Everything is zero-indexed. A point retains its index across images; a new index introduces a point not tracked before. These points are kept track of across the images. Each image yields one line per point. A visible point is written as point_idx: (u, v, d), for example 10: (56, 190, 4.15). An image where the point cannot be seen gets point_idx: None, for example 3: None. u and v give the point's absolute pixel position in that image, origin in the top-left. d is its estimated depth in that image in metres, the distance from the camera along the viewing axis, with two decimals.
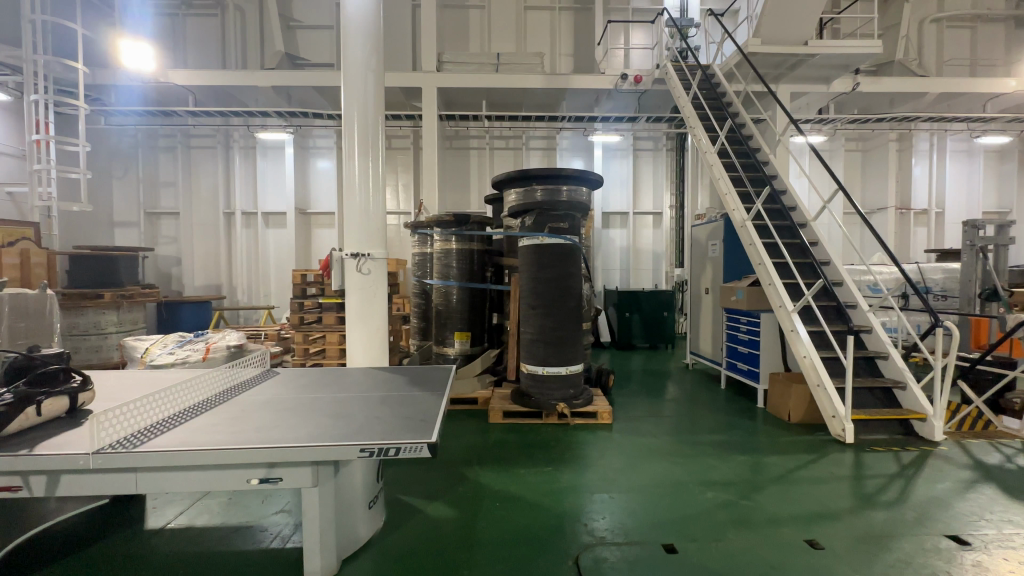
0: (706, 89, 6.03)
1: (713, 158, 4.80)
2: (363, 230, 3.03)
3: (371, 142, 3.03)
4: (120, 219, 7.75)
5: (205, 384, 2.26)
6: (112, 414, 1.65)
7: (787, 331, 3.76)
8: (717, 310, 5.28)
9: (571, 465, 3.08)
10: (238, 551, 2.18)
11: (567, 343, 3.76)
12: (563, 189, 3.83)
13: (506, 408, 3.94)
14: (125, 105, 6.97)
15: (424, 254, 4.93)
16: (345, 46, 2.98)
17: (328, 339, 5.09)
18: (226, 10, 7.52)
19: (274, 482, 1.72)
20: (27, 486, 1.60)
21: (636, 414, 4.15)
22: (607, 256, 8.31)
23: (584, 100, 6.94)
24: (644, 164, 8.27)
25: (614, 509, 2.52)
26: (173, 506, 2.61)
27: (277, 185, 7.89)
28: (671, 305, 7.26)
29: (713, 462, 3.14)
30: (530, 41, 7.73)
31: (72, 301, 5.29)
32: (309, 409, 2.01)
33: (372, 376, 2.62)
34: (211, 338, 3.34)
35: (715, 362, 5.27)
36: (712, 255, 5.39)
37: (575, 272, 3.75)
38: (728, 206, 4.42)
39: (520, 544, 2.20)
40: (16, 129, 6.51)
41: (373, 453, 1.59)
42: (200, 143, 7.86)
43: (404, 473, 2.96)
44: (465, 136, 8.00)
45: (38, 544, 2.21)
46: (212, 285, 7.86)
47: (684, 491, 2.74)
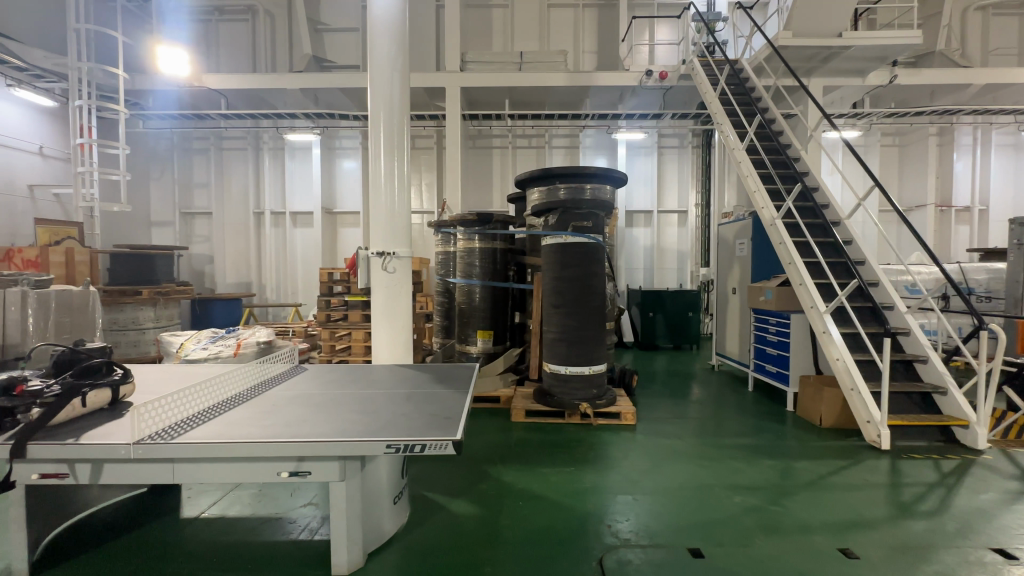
0: (734, 84, 5.90)
1: (741, 155, 4.69)
2: (389, 230, 3.07)
3: (397, 141, 3.07)
4: (157, 219, 8.07)
5: (235, 378, 2.32)
6: (152, 406, 1.73)
7: (819, 333, 3.64)
8: (744, 311, 5.16)
9: (594, 466, 3.06)
10: (267, 542, 2.24)
11: (590, 343, 3.73)
12: (585, 188, 3.74)
13: (529, 407, 3.93)
14: (162, 110, 7.23)
15: (448, 253, 4.95)
16: (371, 47, 3.03)
17: (353, 337, 5.18)
18: (256, 15, 7.71)
19: (303, 475, 1.76)
20: (73, 474, 1.70)
21: (660, 416, 4.09)
22: (630, 254, 8.21)
23: (608, 98, 6.89)
24: (669, 162, 8.13)
25: (638, 511, 2.50)
26: (207, 497, 2.70)
27: (305, 185, 8.06)
28: (696, 305, 7.12)
29: (740, 466, 3.07)
30: (554, 39, 7.69)
31: (113, 297, 5.52)
32: (336, 405, 2.04)
33: (395, 374, 2.65)
34: (241, 334, 3.46)
35: (742, 364, 5.15)
36: (740, 254, 5.26)
37: (599, 271, 3.72)
38: (758, 205, 4.31)
39: (544, 543, 2.20)
40: (61, 134, 6.83)
41: (399, 450, 1.61)
42: (232, 144, 8.10)
43: (428, 470, 2.99)
44: (488, 136, 8.01)
45: (82, 529, 2.33)
46: (242, 283, 8.10)
47: (711, 495, 2.68)
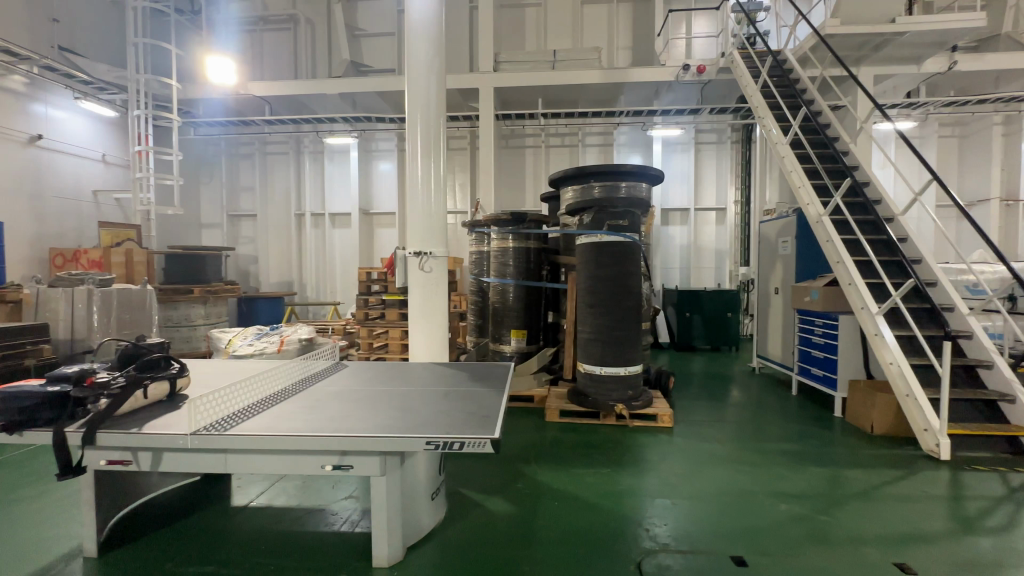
0: (778, 76, 5.68)
1: (785, 149, 4.51)
2: (426, 230, 3.12)
3: (433, 143, 3.11)
4: (207, 221, 8.49)
5: (281, 374, 2.41)
6: (207, 399, 1.82)
7: (870, 335, 3.46)
8: (788, 312, 4.96)
9: (631, 468, 3.01)
10: (311, 532, 2.32)
11: (626, 343, 3.67)
12: (620, 186, 3.72)
13: (563, 407, 3.92)
14: (210, 117, 7.62)
15: (481, 252, 4.97)
16: (409, 50, 3.08)
17: (390, 335, 5.30)
18: (298, 23, 7.97)
19: (346, 469, 1.82)
20: (136, 461, 1.82)
21: (698, 419, 3.99)
22: (666, 253, 8.03)
23: (643, 94, 6.76)
24: (707, 158, 7.91)
25: (677, 515, 2.44)
26: (255, 486, 2.83)
27: (343, 187, 8.30)
28: (735, 305, 6.90)
29: (785, 473, 2.95)
30: (588, 36, 7.61)
31: (167, 295, 5.85)
32: (376, 401, 2.10)
33: (432, 371, 2.69)
34: (284, 331, 3.62)
35: (786, 367, 4.95)
36: (783, 252, 5.06)
37: (636, 269, 3.66)
38: (803, 201, 4.14)
39: (581, 544, 2.18)
40: (121, 142, 7.24)
41: (438, 447, 1.63)
42: (275, 149, 8.41)
43: (464, 468, 3.02)
44: (521, 135, 7.96)
45: (142, 513, 2.48)
46: (284, 281, 8.41)
47: (754, 501, 2.60)
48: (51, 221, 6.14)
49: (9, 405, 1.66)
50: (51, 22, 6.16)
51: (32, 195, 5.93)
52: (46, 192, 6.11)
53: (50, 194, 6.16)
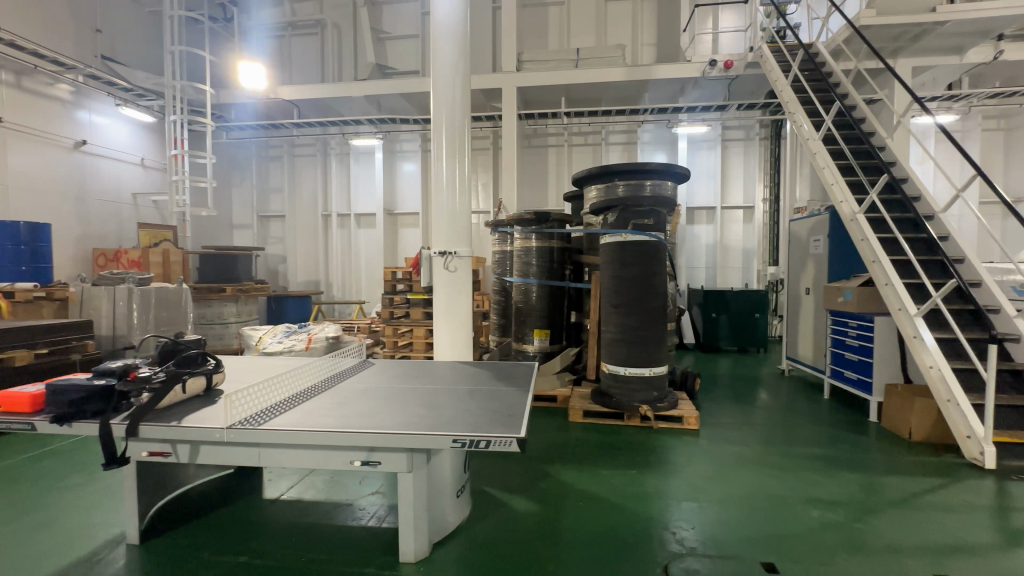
0: (809, 70, 5.51)
1: (817, 145, 4.37)
2: (450, 230, 3.15)
3: (459, 142, 3.13)
4: (238, 222, 8.75)
5: (311, 370, 2.47)
6: (242, 394, 1.88)
7: (909, 338, 3.32)
8: (820, 312, 4.81)
9: (656, 470, 2.98)
10: (339, 526, 2.37)
11: (651, 344, 3.63)
12: (645, 184, 3.68)
13: (587, 407, 3.90)
14: (242, 121, 7.86)
15: (504, 252, 4.98)
16: (434, 51, 3.11)
17: (415, 334, 5.37)
18: (325, 28, 8.14)
19: (374, 465, 1.85)
20: (175, 454, 1.90)
21: (725, 421, 3.91)
22: (691, 252, 7.89)
23: (668, 91, 6.67)
24: (734, 155, 7.74)
25: (704, 519, 2.40)
26: (286, 480, 2.90)
27: (368, 188, 8.43)
28: (763, 306, 6.74)
29: (817, 478, 2.87)
30: (611, 34, 7.54)
31: (202, 294, 6.07)
32: (404, 399, 2.12)
33: (457, 370, 2.71)
34: (312, 329, 3.73)
35: (817, 370, 4.81)
36: (815, 251, 4.91)
37: (662, 269, 3.60)
38: (836, 199, 4.01)
39: (607, 546, 2.17)
40: (159, 146, 7.52)
41: (465, 444, 1.65)
42: (302, 151, 8.61)
43: (488, 466, 3.03)
44: (544, 134, 7.91)
45: (180, 504, 2.57)
46: (312, 281, 8.60)
47: (784, 507, 2.53)
48: (95, 222, 6.44)
49: (60, 398, 1.75)
50: (94, 32, 6.47)
51: (77, 198, 6.22)
52: (90, 195, 6.40)
53: (94, 197, 6.45)
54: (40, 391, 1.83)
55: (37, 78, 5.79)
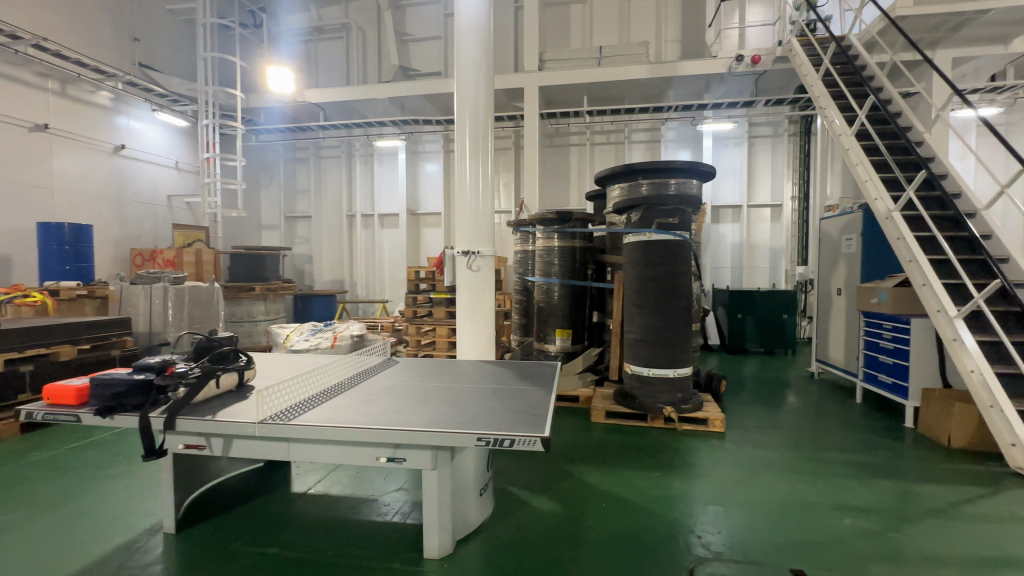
0: (841, 63, 5.34)
1: (850, 140, 4.24)
2: (473, 230, 3.17)
3: (482, 142, 3.15)
4: (266, 222, 8.99)
5: (338, 367, 2.53)
6: (273, 390, 1.94)
7: (948, 341, 3.18)
8: (852, 314, 4.66)
9: (681, 473, 2.94)
10: (365, 521, 2.41)
11: (674, 345, 3.58)
12: (669, 183, 3.62)
13: (609, 408, 3.87)
14: (271, 124, 8.08)
15: (526, 252, 4.97)
16: (457, 52, 3.14)
17: (438, 333, 5.42)
18: (350, 31, 8.27)
19: (399, 461, 1.88)
20: (209, 446, 1.97)
21: (752, 425, 3.82)
22: (716, 252, 7.74)
23: (692, 87, 6.57)
24: (761, 152, 7.56)
25: (731, 523, 2.36)
26: (313, 474, 2.97)
27: (391, 188, 8.54)
28: (792, 307, 6.56)
29: (849, 485, 2.78)
30: (634, 31, 7.45)
31: (233, 292, 6.26)
32: (428, 397, 2.15)
33: (480, 369, 2.73)
34: (337, 327, 3.84)
35: (849, 373, 4.66)
36: (847, 251, 4.76)
37: (686, 269, 3.55)
38: (870, 196, 3.88)
39: (631, 548, 2.15)
40: (192, 149, 7.78)
41: (489, 443, 1.66)
42: (328, 153, 8.79)
43: (511, 465, 3.04)
44: (566, 133, 7.86)
45: (213, 496, 2.66)
46: (337, 280, 8.76)
47: (815, 514, 2.46)
48: (132, 223, 6.71)
49: (103, 391, 1.83)
50: (132, 41, 6.75)
51: (117, 200, 6.50)
52: (129, 197, 6.67)
53: (132, 199, 6.71)
54: (85, 385, 1.92)
55: (81, 86, 6.06)
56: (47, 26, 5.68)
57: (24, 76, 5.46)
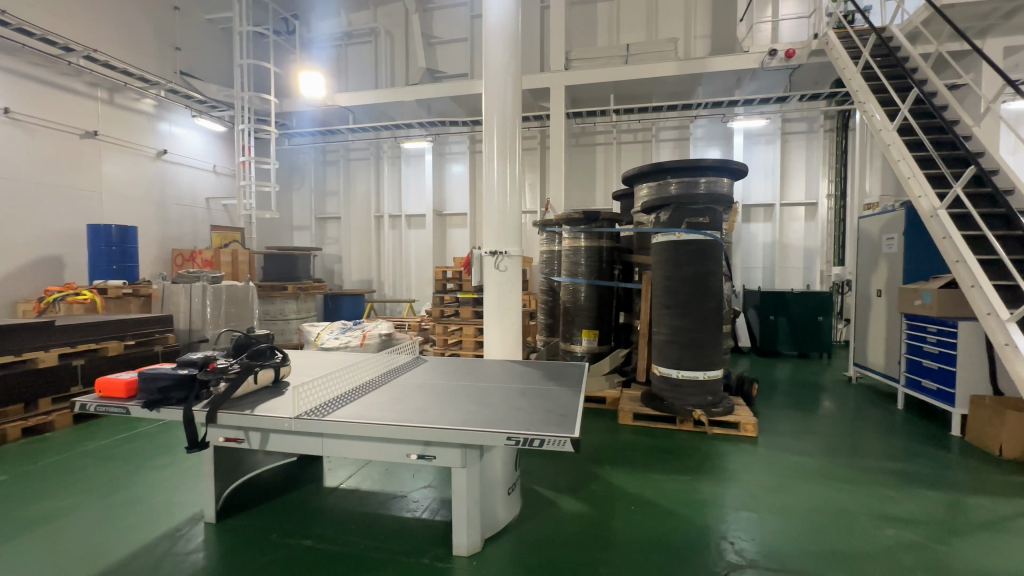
0: (881, 56, 5.14)
1: (891, 136, 4.07)
2: (501, 230, 3.18)
3: (509, 142, 3.17)
4: (298, 223, 9.24)
5: (369, 366, 2.57)
6: (308, 386, 2.00)
7: (1000, 346, 2.99)
8: (892, 316, 4.48)
9: (712, 477, 2.88)
10: (395, 517, 2.45)
11: (704, 347, 3.52)
12: (699, 182, 3.60)
13: (637, 410, 3.82)
14: (303, 128, 8.31)
15: (552, 252, 4.95)
16: (486, 53, 3.16)
17: (464, 332, 5.46)
18: (378, 35, 8.42)
19: (429, 459, 1.90)
20: (248, 440, 2.04)
21: (786, 429, 3.71)
22: (747, 252, 7.55)
23: (723, 83, 6.44)
24: (795, 149, 7.33)
25: (764, 530, 2.30)
26: (344, 469, 3.04)
27: (418, 189, 8.64)
28: (828, 308, 6.34)
29: (891, 494, 2.67)
30: (663, 27, 7.33)
31: (266, 291, 6.45)
32: (457, 396, 2.17)
33: (508, 369, 2.74)
34: (366, 326, 3.91)
35: (889, 378, 4.47)
36: (888, 251, 4.57)
37: (717, 270, 3.48)
38: (913, 193, 3.71)
39: (660, 552, 2.12)
40: (228, 153, 8.05)
41: (518, 443, 1.66)
42: (357, 155, 8.98)
43: (538, 466, 3.04)
44: (592, 133, 7.79)
45: (250, 488, 2.75)
46: (365, 280, 8.94)
47: (854, 523, 2.37)
48: (174, 224, 7.01)
49: (150, 385, 1.92)
50: (174, 50, 7.05)
51: (159, 203, 6.80)
52: (170, 200, 6.97)
53: (173, 202, 7.01)
54: (134, 379, 2.02)
55: (126, 95, 6.35)
56: (97, 38, 5.99)
57: (75, 86, 5.77)
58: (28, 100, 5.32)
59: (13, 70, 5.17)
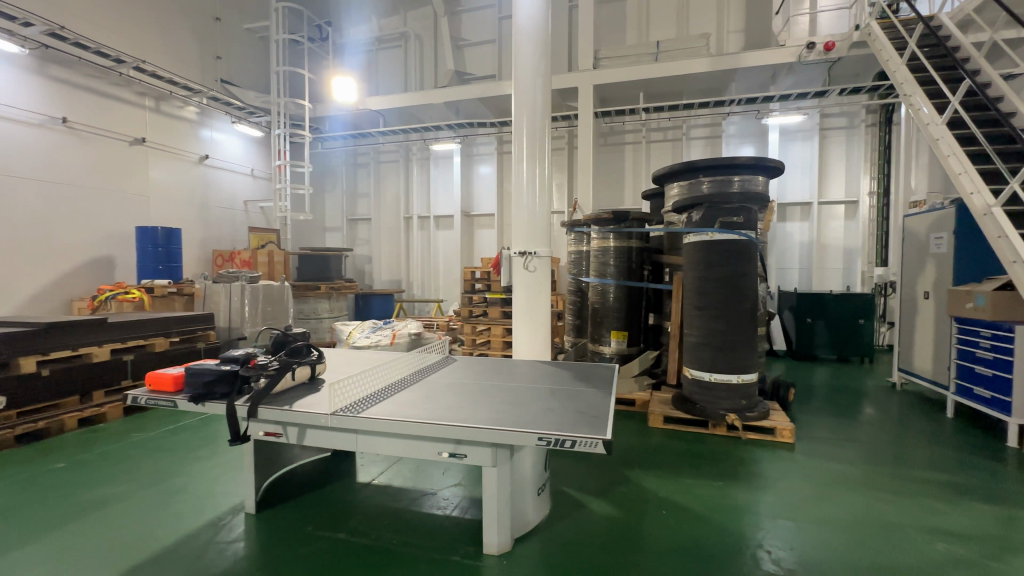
0: (930, 46, 4.90)
1: (940, 130, 3.87)
2: (530, 231, 3.19)
3: (539, 143, 3.17)
4: (331, 225, 9.48)
5: (402, 364, 2.62)
6: (344, 383, 2.05)
7: None
8: (941, 320, 4.26)
9: (746, 483, 2.80)
10: (425, 514, 2.49)
11: (738, 350, 3.43)
12: (733, 180, 3.49)
13: (667, 413, 3.76)
14: (335, 132, 8.53)
15: (581, 252, 4.93)
16: (516, 55, 3.17)
17: (493, 332, 5.50)
18: (408, 39, 8.56)
19: (460, 457, 1.92)
20: (286, 435, 2.11)
21: (825, 436, 3.58)
22: (782, 251, 7.31)
23: (757, 78, 6.27)
24: (834, 145, 7.06)
25: (802, 540, 2.22)
26: (376, 466, 3.10)
27: (446, 190, 8.73)
28: (870, 310, 6.08)
29: (940, 507, 2.54)
30: (694, 23, 7.19)
31: (300, 291, 6.65)
32: (487, 395, 2.19)
33: (537, 369, 2.74)
34: (396, 325, 3.99)
35: (937, 385, 4.25)
36: (936, 250, 4.34)
37: (752, 271, 3.38)
38: (964, 190, 3.52)
39: (693, 558, 2.08)
40: (265, 157, 8.35)
41: (550, 443, 1.66)
42: (387, 158, 9.14)
43: (567, 467, 3.03)
44: (620, 132, 7.69)
45: (286, 481, 2.84)
46: (394, 280, 9.09)
47: (900, 536, 2.27)
48: (215, 226, 7.31)
49: (196, 380, 2.00)
50: (215, 59, 7.35)
51: (201, 205, 7.10)
52: (212, 203, 7.27)
53: (214, 205, 7.31)
54: (181, 373, 2.12)
55: (172, 103, 6.66)
56: (145, 50, 6.31)
57: (125, 95, 6.09)
58: (83, 110, 5.65)
59: (69, 81, 5.50)
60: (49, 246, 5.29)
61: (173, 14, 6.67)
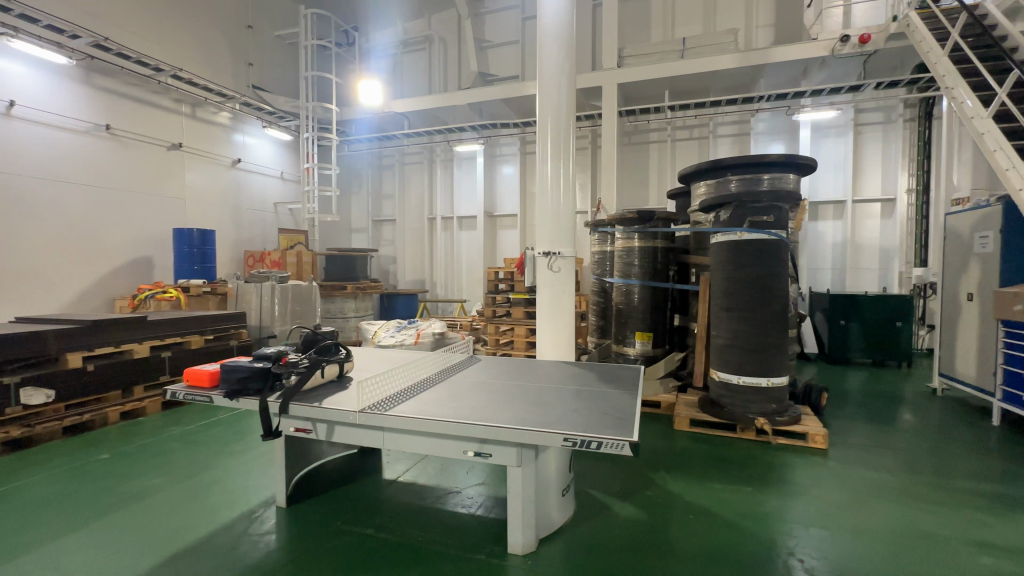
0: (974, 36, 4.67)
1: (985, 123, 3.68)
2: (554, 231, 3.18)
3: (562, 142, 3.15)
4: (357, 226, 9.67)
5: (427, 363, 2.65)
6: (371, 381, 2.09)
7: None
8: (986, 323, 4.05)
9: (776, 489, 2.73)
10: (449, 512, 2.51)
11: (768, 352, 3.34)
12: (762, 178, 3.39)
13: (694, 416, 3.69)
14: (361, 134, 8.70)
15: (605, 252, 4.89)
16: (540, 55, 3.16)
17: (516, 332, 5.51)
18: (432, 42, 8.65)
19: (486, 456, 1.93)
20: (315, 431, 2.16)
21: (860, 443, 3.45)
22: (814, 251, 7.08)
23: (787, 74, 6.10)
24: (869, 140, 6.81)
25: (836, 550, 2.15)
26: (401, 463, 3.15)
27: (469, 191, 8.79)
28: (907, 312, 5.84)
29: (986, 519, 2.42)
30: (722, 18, 7.05)
31: (327, 291, 6.80)
32: (512, 395, 2.19)
33: (561, 370, 2.73)
34: (420, 325, 4.04)
35: (981, 391, 4.05)
36: (981, 250, 4.14)
37: (782, 271, 3.29)
38: (1013, 185, 3.33)
39: (721, 564, 2.04)
40: (294, 160, 8.57)
41: (576, 444, 1.66)
42: (411, 159, 9.25)
43: (591, 469, 3.01)
44: (645, 130, 7.59)
45: (314, 477, 2.91)
46: (418, 280, 9.20)
47: (942, 549, 2.17)
48: (246, 228, 7.54)
49: (230, 376, 2.07)
50: (248, 65, 7.58)
51: (234, 208, 7.33)
52: (244, 205, 7.50)
53: (246, 207, 7.54)
54: (216, 370, 2.19)
55: (207, 109, 6.90)
56: (183, 58, 6.56)
57: (163, 103, 6.34)
58: (125, 117, 5.91)
59: (113, 90, 5.77)
60: (94, 247, 5.56)
61: (208, 23, 6.92)
